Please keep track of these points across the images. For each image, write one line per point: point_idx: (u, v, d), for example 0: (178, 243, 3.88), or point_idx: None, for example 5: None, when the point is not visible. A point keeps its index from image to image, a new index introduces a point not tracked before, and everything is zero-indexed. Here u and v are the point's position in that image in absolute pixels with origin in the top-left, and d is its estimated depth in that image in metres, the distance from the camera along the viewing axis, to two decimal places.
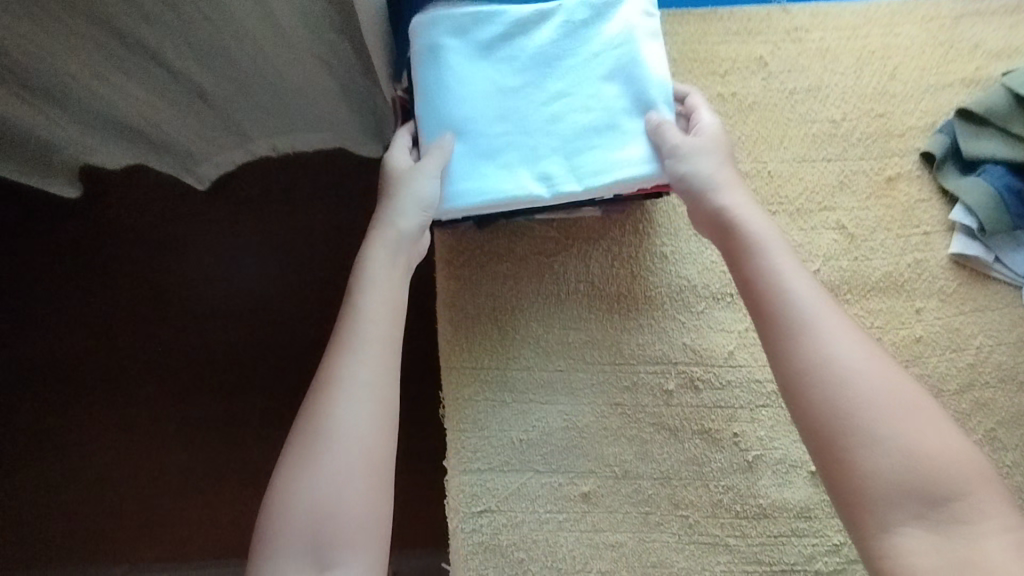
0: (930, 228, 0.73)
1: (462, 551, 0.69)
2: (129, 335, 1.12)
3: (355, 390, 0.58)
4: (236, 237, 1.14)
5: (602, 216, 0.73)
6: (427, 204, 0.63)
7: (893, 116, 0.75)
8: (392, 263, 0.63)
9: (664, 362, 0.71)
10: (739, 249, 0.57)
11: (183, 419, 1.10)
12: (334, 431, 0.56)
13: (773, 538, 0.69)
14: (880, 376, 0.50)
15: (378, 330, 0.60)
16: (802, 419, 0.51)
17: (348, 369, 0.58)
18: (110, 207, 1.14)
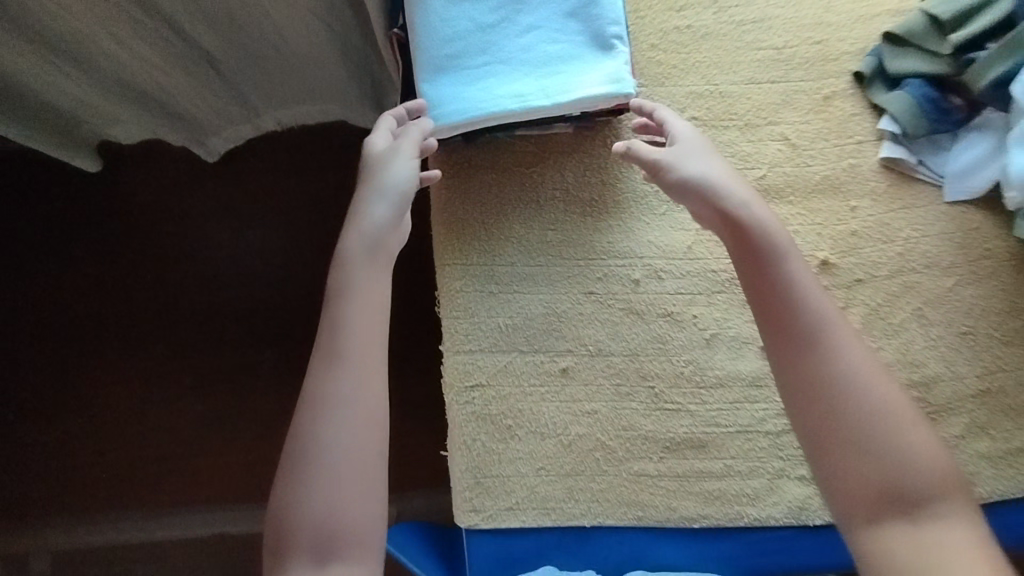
0: (863, 138, 0.83)
1: (459, 420, 0.80)
2: (177, 280, 1.31)
3: (345, 403, 0.61)
4: (268, 195, 1.33)
5: (575, 130, 0.84)
6: (404, 182, 0.68)
7: (829, 42, 0.85)
8: (376, 269, 0.66)
9: (632, 256, 0.82)
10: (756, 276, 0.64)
11: (227, 348, 1.29)
12: (327, 439, 0.60)
13: (728, 403, 0.80)
14: (865, 366, 0.61)
15: (364, 339, 0.64)
16: (803, 427, 0.61)
17: (338, 380, 0.62)
18: (160, 173, 1.34)
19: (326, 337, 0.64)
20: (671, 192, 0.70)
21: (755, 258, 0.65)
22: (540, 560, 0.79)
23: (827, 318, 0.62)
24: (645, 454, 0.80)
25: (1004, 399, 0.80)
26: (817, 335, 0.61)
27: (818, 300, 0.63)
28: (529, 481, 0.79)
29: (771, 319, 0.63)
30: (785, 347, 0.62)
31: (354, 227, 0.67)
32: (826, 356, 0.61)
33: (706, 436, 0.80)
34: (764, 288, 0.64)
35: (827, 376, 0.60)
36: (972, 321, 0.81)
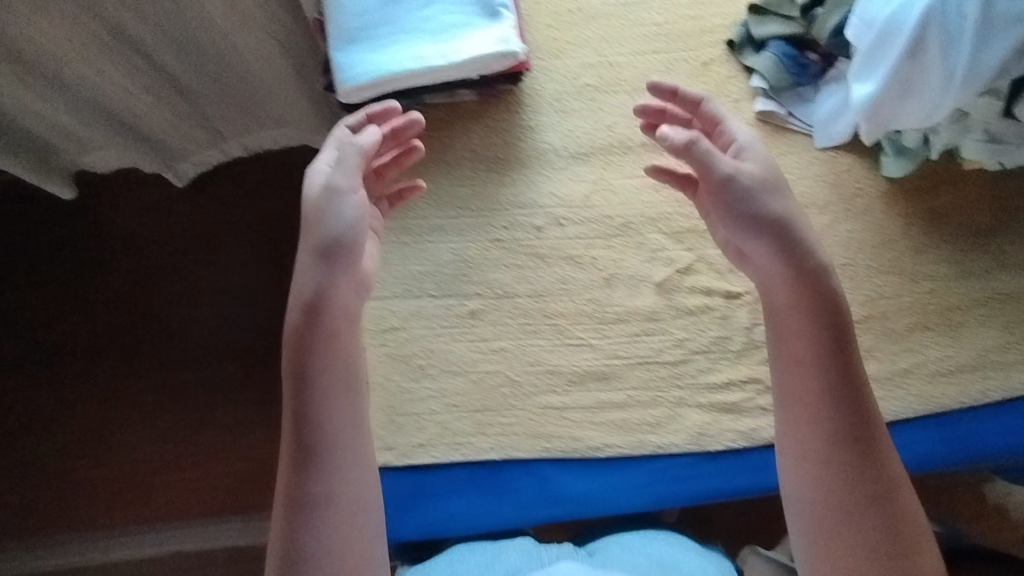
0: (739, 96, 0.92)
1: (374, 361, 0.84)
2: (139, 292, 1.37)
3: (333, 487, 0.67)
4: (218, 203, 1.39)
5: (479, 99, 0.92)
6: (348, 222, 0.71)
7: (705, 17, 0.95)
8: (341, 339, 0.71)
9: (535, 206, 0.89)
10: (813, 364, 0.69)
11: (184, 353, 1.34)
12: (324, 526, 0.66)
13: (629, 336, 0.85)
14: (889, 461, 0.67)
15: (340, 414, 0.69)
16: (834, 505, 0.66)
17: (324, 461, 0.68)
18: (120, 191, 1.40)
19: (306, 430, 0.68)
20: (732, 212, 0.71)
21: (815, 337, 0.69)
22: (451, 497, 0.81)
23: (863, 408, 0.68)
24: (552, 388, 0.83)
25: (887, 323, 0.85)
26: (854, 423, 0.68)
27: (864, 392, 0.69)
28: (440, 418, 0.83)
29: (816, 393, 0.69)
30: (817, 422, 0.68)
31: (302, 282, 0.70)
32: (858, 437, 0.67)
33: (608, 367, 0.84)
34: (817, 368, 0.69)
35: (848, 453, 0.67)
36: (851, 254, 0.87)
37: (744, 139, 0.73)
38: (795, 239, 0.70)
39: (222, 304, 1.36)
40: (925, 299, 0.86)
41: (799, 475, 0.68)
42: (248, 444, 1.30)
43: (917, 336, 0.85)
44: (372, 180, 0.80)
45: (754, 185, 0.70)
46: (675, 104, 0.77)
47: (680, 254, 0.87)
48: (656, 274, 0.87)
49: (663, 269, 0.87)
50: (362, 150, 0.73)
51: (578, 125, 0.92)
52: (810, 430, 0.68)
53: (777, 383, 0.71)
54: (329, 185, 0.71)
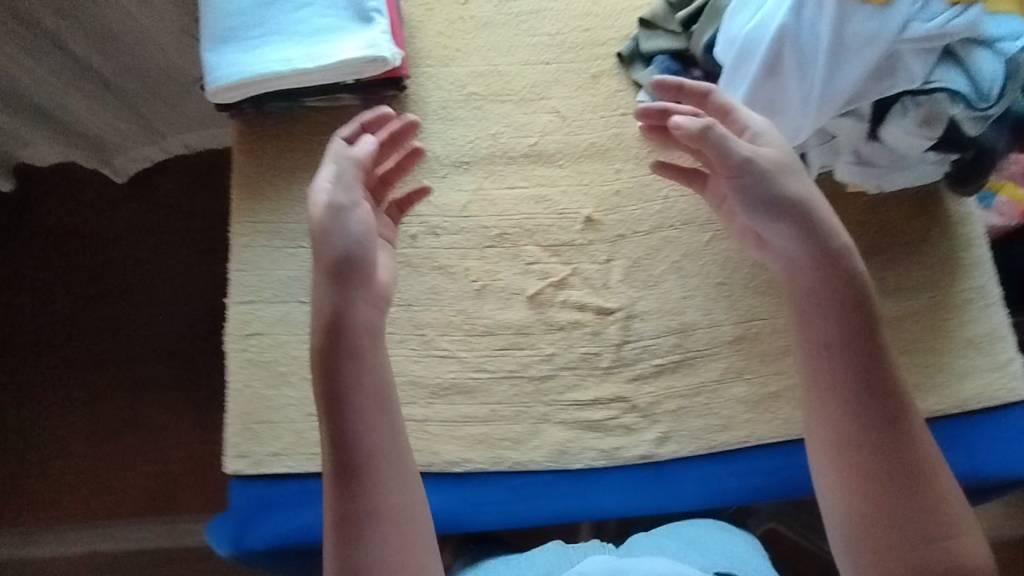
0: (627, 110, 0.91)
1: (235, 367, 0.81)
2: (53, 300, 1.28)
3: (375, 497, 0.63)
4: (130, 204, 1.31)
5: (363, 104, 0.90)
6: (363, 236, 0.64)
7: (596, 31, 0.94)
8: (366, 350, 0.65)
9: (412, 214, 0.87)
10: (849, 366, 0.65)
11: (96, 365, 1.25)
12: (376, 529, 0.62)
13: (497, 349, 0.83)
14: (926, 455, 0.64)
15: (375, 428, 0.64)
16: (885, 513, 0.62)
17: (363, 480, 0.63)
18: (33, 193, 1.31)
19: (340, 449, 0.63)
20: (749, 195, 0.67)
21: (841, 330, 0.66)
22: (300, 509, 0.77)
23: (897, 401, 0.64)
24: (413, 399, 0.82)
25: (760, 344, 0.84)
26: (887, 425, 0.64)
27: (897, 388, 0.65)
28: (298, 427, 0.80)
29: (842, 396, 0.65)
30: (856, 429, 0.64)
31: (321, 304, 0.63)
32: (901, 442, 0.64)
33: (473, 381, 0.82)
34: (846, 368, 0.65)
35: (887, 454, 0.63)
36: (727, 273, 0.86)
37: (757, 124, 0.68)
38: (815, 220, 0.66)
39: (138, 296, 1.28)
40: None
41: (834, 489, 0.65)
42: (168, 445, 1.22)
43: (790, 359, 0.83)
44: (381, 189, 0.73)
45: (772, 167, 0.65)
46: (680, 101, 0.71)
47: (555, 267, 0.85)
48: (529, 286, 0.85)
49: (537, 281, 0.85)
50: (360, 161, 0.67)
51: (463, 133, 0.90)
52: (845, 438, 0.64)
53: (807, 385, 0.68)
54: (334, 202, 0.64)
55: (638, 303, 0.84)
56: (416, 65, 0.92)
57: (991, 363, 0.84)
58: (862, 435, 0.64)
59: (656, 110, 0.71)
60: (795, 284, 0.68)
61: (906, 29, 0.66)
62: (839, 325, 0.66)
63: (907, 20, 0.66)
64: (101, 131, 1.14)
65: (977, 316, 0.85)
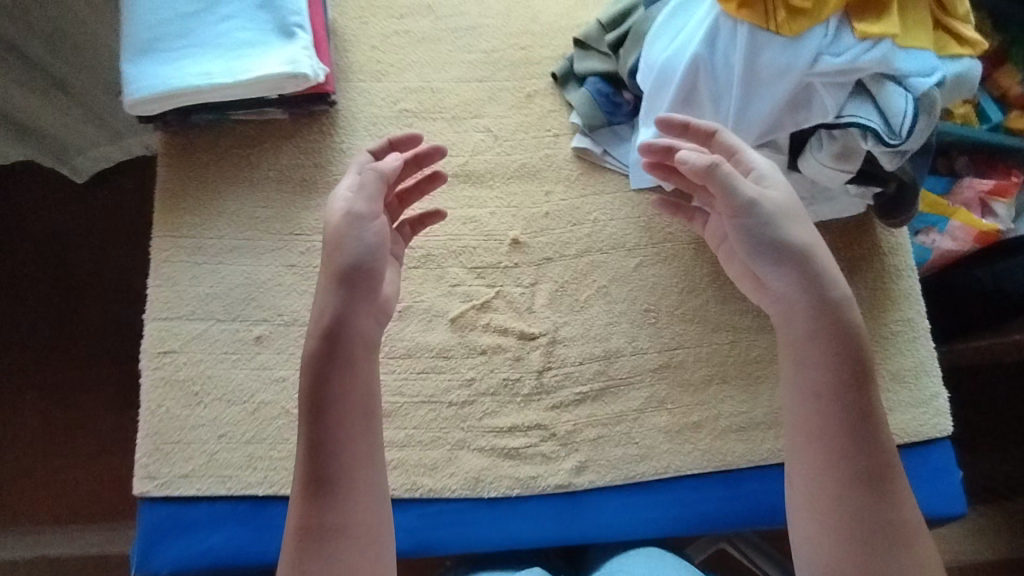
0: (559, 131, 0.90)
1: (149, 386, 0.79)
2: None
3: (349, 508, 0.63)
4: (69, 205, 1.27)
5: (292, 117, 0.89)
6: (374, 248, 0.64)
7: (533, 49, 0.93)
8: (359, 364, 0.64)
9: None
10: (831, 416, 0.64)
11: (33, 374, 1.22)
12: (339, 537, 0.62)
13: (416, 373, 0.81)
14: (896, 505, 0.63)
15: (358, 441, 0.64)
16: (834, 545, 0.62)
17: (340, 489, 0.63)
18: None
19: (321, 456, 0.62)
20: (750, 238, 0.65)
21: (835, 381, 0.64)
22: (208, 531, 0.75)
23: (874, 449, 0.63)
24: None
25: (684, 373, 0.82)
26: (868, 474, 0.63)
27: (882, 447, 0.64)
28: (209, 448, 0.77)
29: (826, 447, 0.64)
30: (833, 480, 0.63)
31: (324, 306, 0.63)
32: (882, 504, 0.63)
33: (391, 405, 0.80)
34: (835, 420, 0.64)
35: (852, 496, 0.63)
36: (655, 299, 0.85)
37: (763, 168, 0.66)
38: (816, 269, 0.64)
39: (80, 299, 1.24)
40: (725, 350, 0.83)
41: (805, 516, 0.64)
42: (107, 454, 1.19)
43: (713, 389, 0.82)
44: (396, 205, 0.75)
45: (778, 212, 0.64)
46: (685, 139, 0.69)
47: (479, 289, 0.84)
48: (451, 309, 0.84)
49: (460, 304, 0.84)
50: (385, 174, 0.67)
51: None
52: (825, 488, 0.63)
53: (794, 428, 0.66)
54: (353, 211, 0.64)
55: (561, 329, 0.83)
56: (346, 80, 0.91)
57: (916, 399, 0.82)
58: (831, 467, 0.63)
59: (661, 146, 0.69)
60: (784, 326, 0.66)
61: (817, 62, 0.65)
62: (826, 376, 0.64)
63: (818, 53, 0.65)
64: (49, 127, 1.07)
65: (904, 349, 0.84)
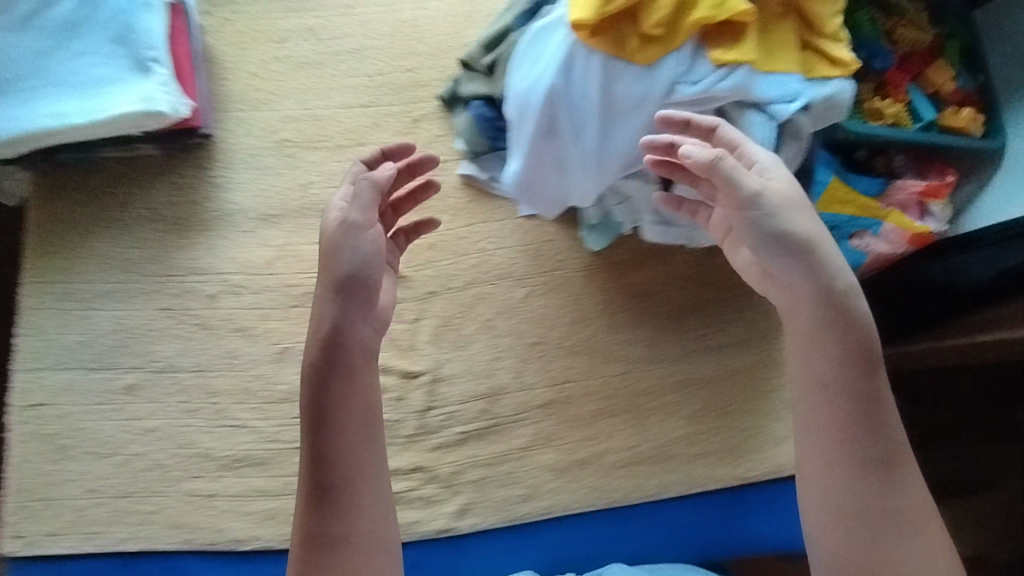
0: (446, 156, 0.86)
1: (16, 440, 0.78)
2: None
3: (349, 526, 0.57)
4: None
5: (166, 153, 0.86)
6: (370, 258, 0.57)
7: (420, 70, 0.88)
8: (358, 372, 0.58)
9: (212, 273, 0.83)
10: (841, 410, 0.57)
11: None
12: (344, 555, 0.57)
13: (294, 418, 0.80)
14: (911, 498, 0.56)
15: (358, 451, 0.58)
16: (846, 543, 0.56)
17: (345, 499, 0.57)
18: None
19: (318, 468, 0.57)
20: (755, 234, 0.57)
21: (840, 366, 0.57)
22: None
23: (888, 441, 0.57)
24: (202, 472, 0.78)
25: (571, 408, 0.80)
26: (883, 468, 0.56)
27: (894, 439, 0.57)
28: (77, 504, 0.77)
29: (838, 440, 0.57)
30: (843, 472, 0.56)
31: (322, 315, 0.57)
32: (898, 500, 0.56)
33: (267, 452, 0.79)
34: (842, 410, 0.57)
35: (864, 490, 0.56)
36: (542, 331, 0.82)
37: (767, 163, 0.58)
38: (822, 257, 0.56)
39: None
40: (615, 383, 0.81)
41: (818, 516, 0.57)
42: None
43: (601, 424, 0.80)
44: (390, 216, 0.68)
45: (783, 203, 0.56)
46: (687, 136, 0.60)
47: None
48: None
49: None
50: (379, 184, 0.60)
51: (272, 184, 0.86)
52: (837, 483, 0.56)
53: (802, 422, 0.59)
54: (348, 220, 0.58)
55: (444, 366, 0.81)
56: (224, 111, 0.87)
57: None
58: (843, 464, 0.56)
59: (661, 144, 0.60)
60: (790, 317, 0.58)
61: (673, 92, 0.61)
62: (834, 367, 0.57)
63: (673, 82, 0.61)
64: None
65: None
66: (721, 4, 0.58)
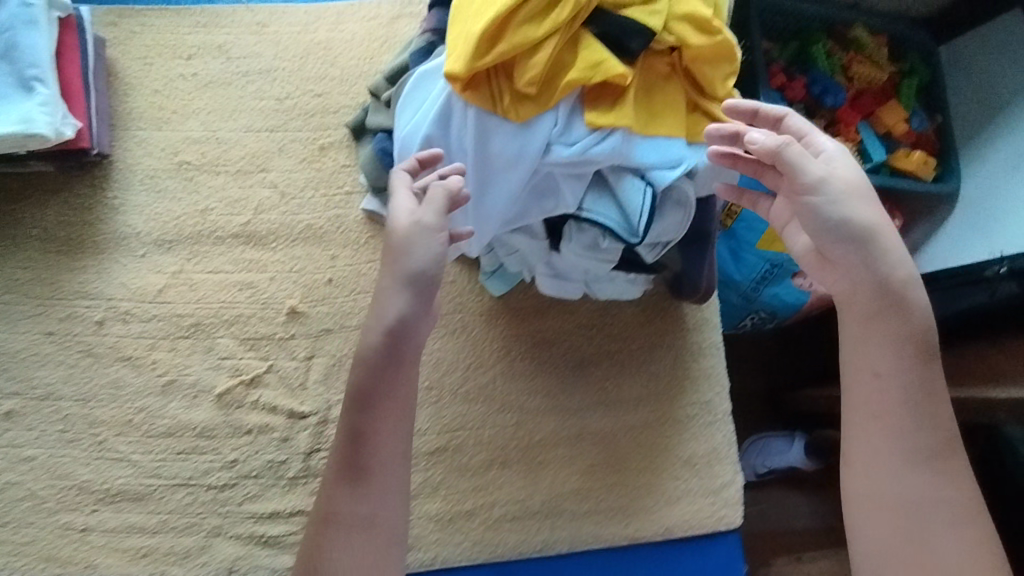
0: (352, 189, 0.84)
1: None
2: None
3: (372, 507, 0.56)
4: None
5: (62, 170, 0.84)
6: (439, 265, 0.55)
7: (330, 96, 0.86)
8: (406, 365, 0.57)
9: (100, 298, 0.81)
10: (892, 401, 0.54)
11: None
12: (359, 533, 0.56)
13: (174, 454, 0.77)
14: (958, 491, 0.53)
15: (391, 440, 0.57)
16: (890, 536, 0.53)
17: (373, 483, 0.56)
18: None
19: (353, 444, 0.57)
20: (814, 225, 0.54)
21: (896, 357, 0.54)
22: None
23: (938, 434, 0.54)
24: (77, 506, 0.76)
25: (463, 457, 0.78)
26: (929, 459, 0.54)
27: (942, 430, 0.54)
28: None
29: (886, 431, 0.54)
30: (891, 464, 0.54)
31: (387, 303, 0.55)
32: (946, 498, 0.53)
33: (145, 488, 0.77)
34: (892, 400, 0.54)
35: (912, 481, 0.53)
36: (438, 376, 0.79)
37: (838, 153, 0.54)
38: (884, 250, 0.53)
39: None
40: (507, 433, 0.78)
41: (866, 510, 0.55)
42: None
43: (492, 474, 0.77)
44: None
45: (850, 192, 0.52)
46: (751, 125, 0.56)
47: (250, 363, 0.79)
48: (218, 383, 0.79)
49: (227, 378, 0.79)
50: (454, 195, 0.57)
51: (171, 209, 0.83)
52: (887, 477, 0.54)
53: (853, 413, 0.56)
54: (421, 221, 0.55)
55: (333, 407, 0.78)
56: (126, 129, 0.85)
57: (705, 488, 0.77)
58: (890, 453, 0.54)
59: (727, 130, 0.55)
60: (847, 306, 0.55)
61: (548, 152, 0.58)
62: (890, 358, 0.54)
63: (548, 142, 0.57)
64: None
65: (698, 434, 0.78)
66: (596, 65, 0.54)
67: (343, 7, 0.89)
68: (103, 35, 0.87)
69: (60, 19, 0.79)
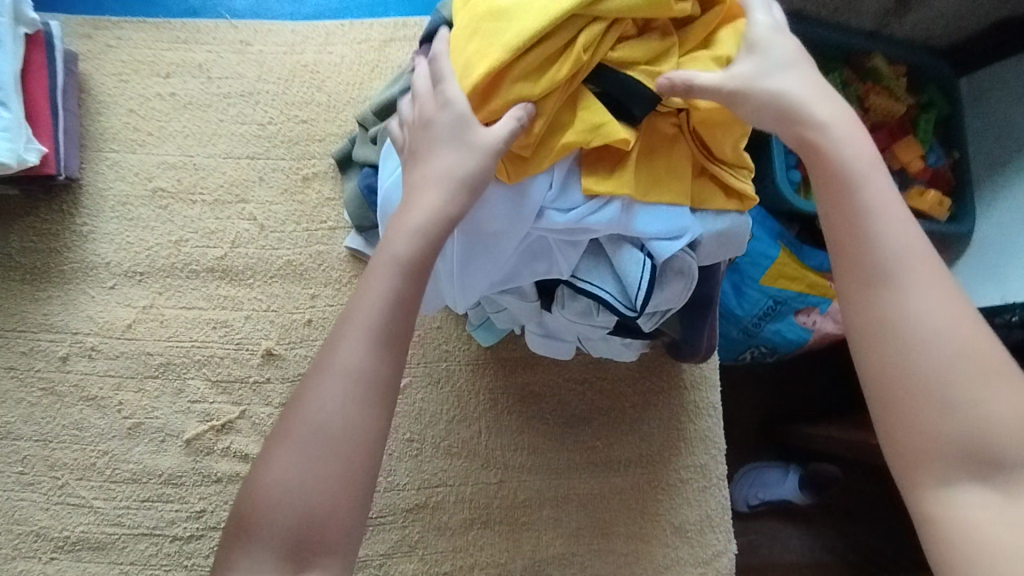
0: (335, 224, 0.79)
1: None
2: None
3: (373, 376, 0.47)
4: None
5: (28, 195, 0.79)
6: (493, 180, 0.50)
7: (316, 124, 0.81)
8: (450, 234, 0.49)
9: (64, 332, 0.76)
10: (850, 227, 0.46)
11: None
12: (350, 397, 0.46)
13: (139, 501, 0.73)
14: (942, 300, 0.44)
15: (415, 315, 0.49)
16: (881, 364, 0.44)
17: (383, 351, 0.47)
18: None
19: (372, 303, 0.48)
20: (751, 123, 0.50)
21: (840, 181, 0.47)
22: None
23: (908, 247, 0.45)
24: (34, 554, 0.72)
25: (443, 515, 0.74)
26: (907, 272, 0.45)
27: (911, 241, 0.45)
28: None
29: (850, 255, 0.46)
30: (856, 287, 0.46)
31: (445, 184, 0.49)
32: (929, 311, 0.43)
33: (107, 537, 0.73)
34: (849, 226, 0.46)
35: (895, 295, 0.44)
36: (420, 428, 0.75)
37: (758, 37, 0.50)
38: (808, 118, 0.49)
39: None
40: (490, 492, 0.74)
41: (857, 343, 0.46)
42: None
43: (472, 534, 0.73)
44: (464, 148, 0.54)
45: (765, 74, 0.49)
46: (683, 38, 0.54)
47: (221, 408, 0.75)
48: (187, 428, 0.75)
49: (197, 424, 0.75)
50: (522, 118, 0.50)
51: (143, 239, 0.78)
52: (861, 301, 0.45)
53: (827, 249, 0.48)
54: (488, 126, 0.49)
55: None
56: (98, 151, 0.80)
57: (696, 558, 0.73)
58: (860, 274, 0.46)
59: None
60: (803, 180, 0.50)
61: (542, 216, 0.52)
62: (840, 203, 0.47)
63: (542, 207, 0.52)
64: None
65: (692, 500, 0.74)
66: (597, 128, 0.49)
67: (332, 27, 0.84)
68: (76, 47, 0.82)
69: (26, 35, 0.73)
